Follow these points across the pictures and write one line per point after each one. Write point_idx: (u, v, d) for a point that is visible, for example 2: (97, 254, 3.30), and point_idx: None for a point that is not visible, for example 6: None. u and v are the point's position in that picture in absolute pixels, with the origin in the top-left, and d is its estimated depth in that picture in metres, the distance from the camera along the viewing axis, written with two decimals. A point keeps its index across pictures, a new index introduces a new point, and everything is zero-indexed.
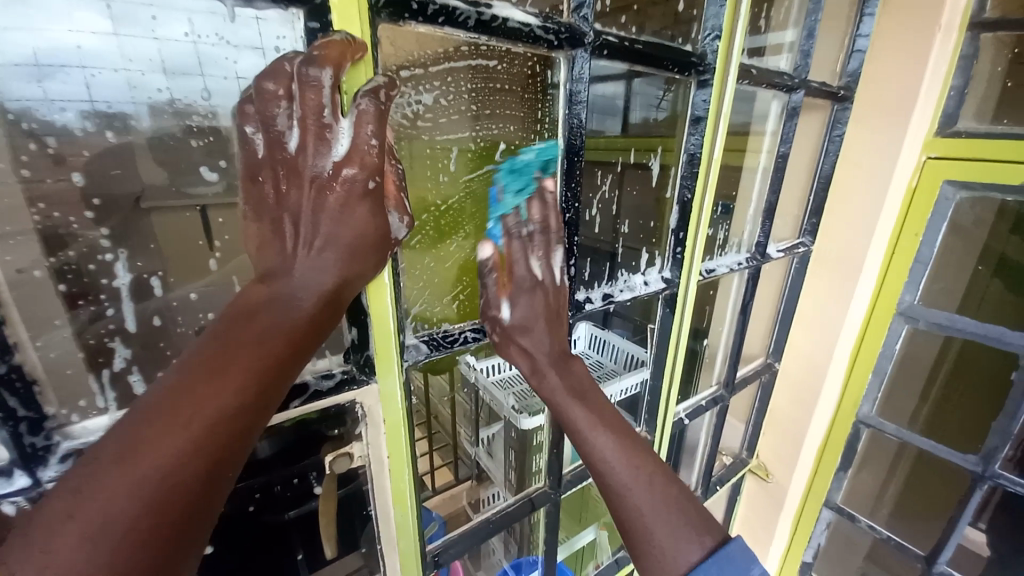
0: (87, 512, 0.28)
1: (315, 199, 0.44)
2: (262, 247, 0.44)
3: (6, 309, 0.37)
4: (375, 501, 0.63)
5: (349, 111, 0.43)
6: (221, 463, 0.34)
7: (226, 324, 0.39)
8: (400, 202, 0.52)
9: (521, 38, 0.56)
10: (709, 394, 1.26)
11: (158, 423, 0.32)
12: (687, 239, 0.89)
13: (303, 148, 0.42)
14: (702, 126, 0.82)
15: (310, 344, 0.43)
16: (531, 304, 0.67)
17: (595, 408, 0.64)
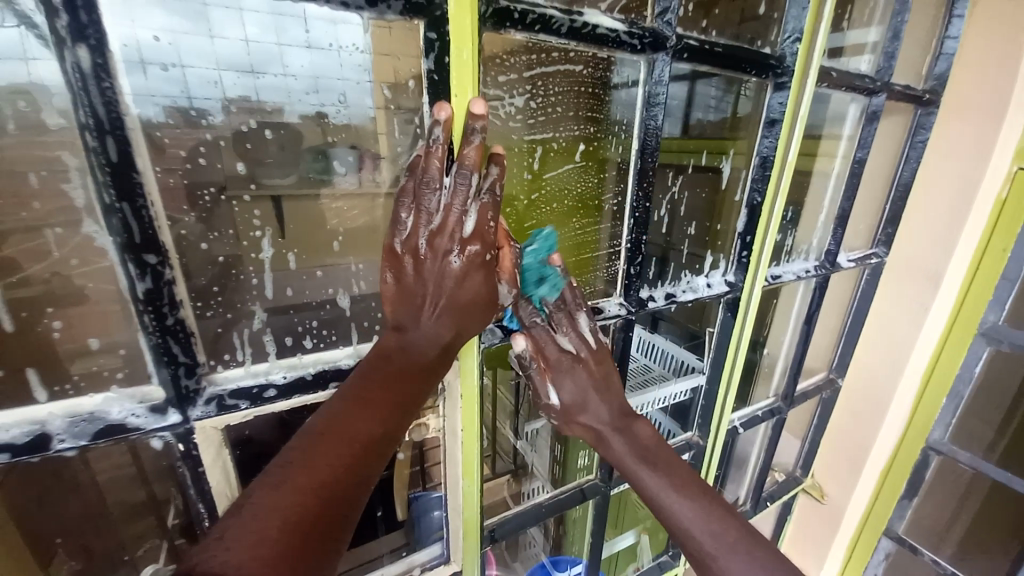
0: (288, 501, 0.37)
1: (442, 269, 0.51)
2: (397, 304, 0.52)
3: (175, 271, 0.44)
4: (448, 466, 0.70)
5: (475, 203, 0.49)
6: (361, 478, 0.42)
7: (369, 368, 0.49)
8: (511, 276, 0.59)
9: (607, 42, 0.59)
10: (766, 405, 1.23)
11: (330, 442, 0.41)
12: (754, 243, 0.89)
13: (442, 226, 0.49)
14: (777, 129, 0.82)
15: (426, 391, 0.52)
16: (575, 386, 0.72)
17: (665, 471, 0.67)
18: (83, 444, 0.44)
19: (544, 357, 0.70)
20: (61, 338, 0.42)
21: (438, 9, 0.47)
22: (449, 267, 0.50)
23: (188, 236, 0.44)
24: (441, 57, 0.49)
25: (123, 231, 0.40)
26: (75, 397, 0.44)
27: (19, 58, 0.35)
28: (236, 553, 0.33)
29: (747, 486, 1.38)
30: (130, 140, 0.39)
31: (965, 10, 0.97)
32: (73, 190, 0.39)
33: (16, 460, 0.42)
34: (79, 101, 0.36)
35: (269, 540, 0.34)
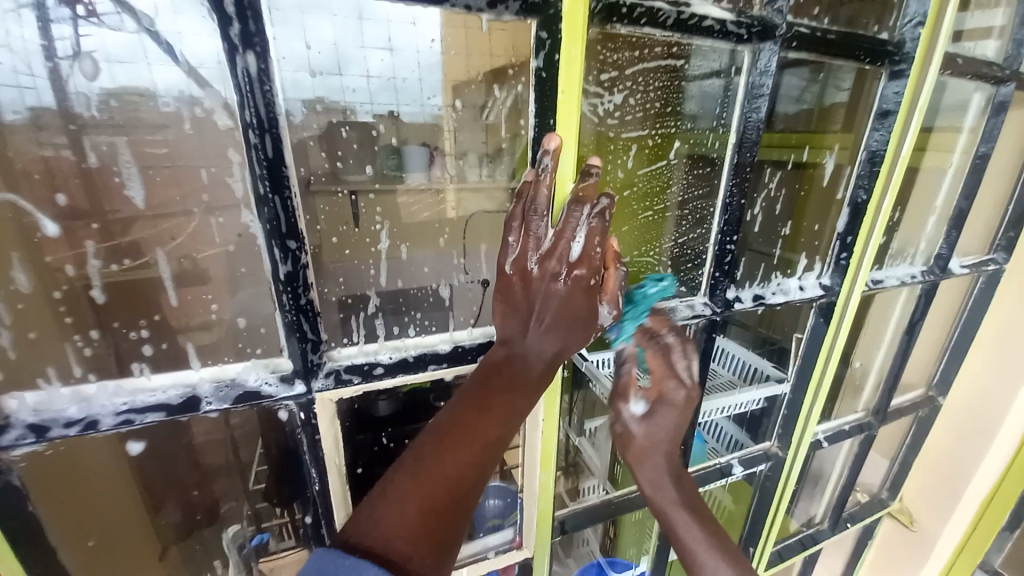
0: (418, 491, 0.41)
1: (548, 289, 0.53)
2: (508, 322, 0.55)
3: (309, 257, 0.48)
4: (527, 461, 0.71)
5: (584, 226, 0.51)
6: (480, 479, 0.44)
7: (483, 374, 0.51)
8: (613, 298, 0.57)
9: (710, 31, 0.57)
10: (856, 419, 1.14)
11: (452, 439, 0.44)
12: (855, 244, 0.83)
13: (551, 247, 0.52)
14: (890, 121, 0.76)
15: (535, 399, 0.53)
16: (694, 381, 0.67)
17: (713, 533, 0.64)
18: (225, 406, 0.49)
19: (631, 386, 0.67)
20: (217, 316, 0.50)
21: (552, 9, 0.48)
22: (555, 288, 0.52)
23: None
24: (553, 56, 0.50)
25: (272, 217, 0.44)
26: (223, 365, 0.49)
27: (141, 59, 0.43)
28: (381, 531, 0.38)
29: (826, 504, 1.30)
30: (281, 137, 0.43)
31: None
32: (235, 183, 0.45)
33: (170, 418, 0.48)
34: (245, 103, 0.40)
35: (408, 522, 0.39)
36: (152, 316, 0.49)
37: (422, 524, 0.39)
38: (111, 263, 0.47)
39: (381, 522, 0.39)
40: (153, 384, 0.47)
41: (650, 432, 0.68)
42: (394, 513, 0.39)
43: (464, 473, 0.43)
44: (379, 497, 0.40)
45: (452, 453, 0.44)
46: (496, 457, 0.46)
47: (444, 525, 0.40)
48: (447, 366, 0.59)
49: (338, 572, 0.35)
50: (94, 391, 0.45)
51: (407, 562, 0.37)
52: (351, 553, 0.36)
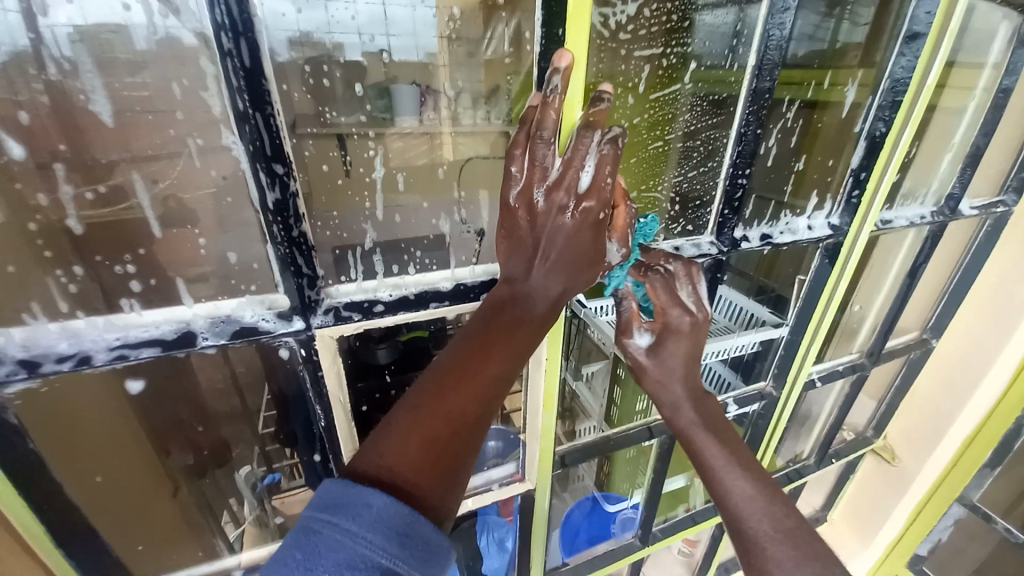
0: (422, 422, 0.40)
1: (556, 223, 0.50)
2: (513, 259, 0.52)
3: (299, 185, 0.45)
4: (529, 399, 0.71)
5: (594, 153, 0.48)
6: (485, 412, 0.43)
7: (485, 315, 0.50)
8: (622, 235, 0.56)
9: None
10: (849, 360, 1.16)
11: (456, 375, 0.43)
12: (868, 181, 0.80)
13: (559, 178, 0.49)
14: (918, 45, 0.70)
15: (541, 338, 0.52)
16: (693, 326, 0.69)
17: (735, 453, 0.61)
18: (222, 342, 0.47)
19: (636, 322, 0.69)
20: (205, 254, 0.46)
21: None
22: (563, 222, 0.50)
23: None
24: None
25: (255, 139, 0.41)
26: (216, 300, 0.47)
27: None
28: (385, 461, 0.37)
29: (814, 441, 1.35)
30: (259, 44, 0.38)
31: None
32: (211, 100, 0.40)
33: (165, 354, 0.46)
34: (215, 1, 0.36)
35: (414, 452, 0.38)
36: (135, 250, 0.45)
37: (426, 455, 0.38)
38: (85, 192, 0.42)
39: (384, 452, 0.38)
40: (143, 319, 0.45)
41: (662, 364, 0.70)
42: (397, 443, 0.38)
43: (468, 408, 0.42)
44: (382, 431, 0.39)
45: (455, 389, 0.42)
46: (502, 392, 0.45)
47: (448, 457, 0.39)
48: (449, 304, 0.58)
49: (345, 496, 0.34)
50: (83, 326, 0.43)
51: (412, 489, 0.36)
52: (357, 482, 0.35)
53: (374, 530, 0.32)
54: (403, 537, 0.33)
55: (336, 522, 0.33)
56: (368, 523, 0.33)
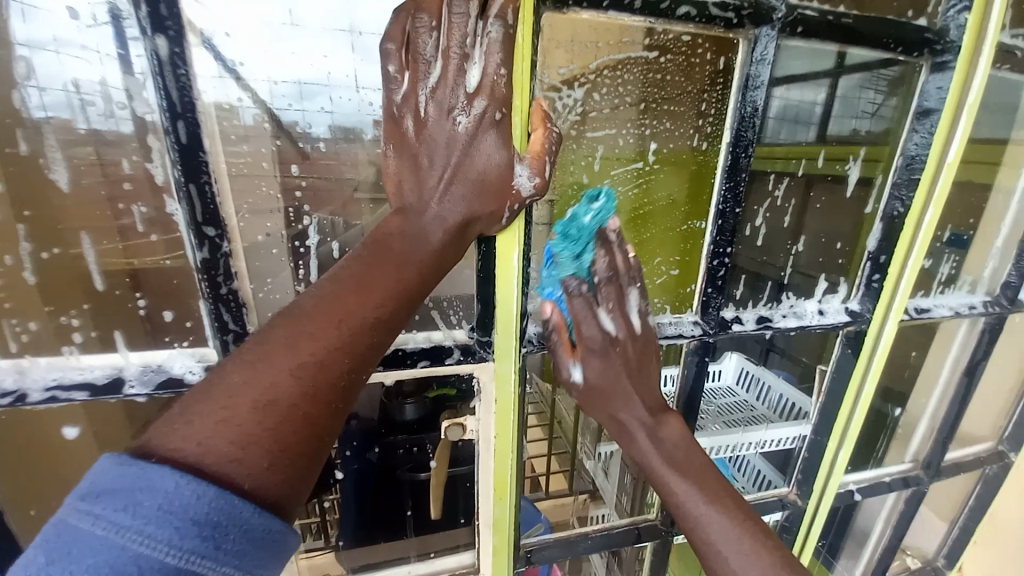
0: (261, 385, 0.35)
1: (447, 134, 0.44)
2: (404, 182, 0.46)
3: (234, 245, 0.47)
4: (480, 484, 0.64)
5: (479, 50, 0.42)
6: (345, 385, 0.39)
7: (365, 253, 0.43)
8: (538, 161, 0.47)
9: (693, 19, 0.51)
10: (898, 470, 0.96)
11: (311, 323, 0.38)
12: (890, 264, 0.71)
13: (439, 79, 0.42)
14: (933, 120, 0.64)
15: (435, 273, 0.46)
16: (606, 367, 0.58)
17: (697, 478, 0.56)
18: (148, 392, 0.49)
19: (568, 355, 0.57)
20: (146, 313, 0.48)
21: None
22: (455, 130, 0.44)
23: (249, 226, 0.47)
24: (506, 16, 0.42)
25: (189, 205, 0.43)
26: (151, 350, 0.49)
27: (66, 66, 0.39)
28: (197, 435, 0.32)
29: (863, 568, 1.11)
30: (199, 122, 0.42)
31: None
32: (155, 170, 0.43)
33: (95, 399, 0.48)
34: (157, 86, 0.40)
35: (245, 422, 0.34)
36: (82, 304, 0.46)
37: (261, 432, 0.34)
38: (42, 252, 0.44)
39: (196, 427, 0.33)
40: (81, 363, 0.47)
41: (603, 368, 0.58)
42: (217, 413, 0.33)
43: (322, 365, 0.37)
44: (201, 395, 0.34)
45: (305, 342, 0.37)
46: (374, 343, 0.41)
47: (292, 431, 0.35)
48: (384, 369, 0.54)
49: (120, 482, 0.30)
50: (29, 364, 0.46)
51: (232, 475, 0.33)
52: (141, 460, 0.30)
53: (149, 526, 0.29)
54: (202, 528, 0.30)
55: (100, 513, 0.29)
56: (146, 514, 0.29)
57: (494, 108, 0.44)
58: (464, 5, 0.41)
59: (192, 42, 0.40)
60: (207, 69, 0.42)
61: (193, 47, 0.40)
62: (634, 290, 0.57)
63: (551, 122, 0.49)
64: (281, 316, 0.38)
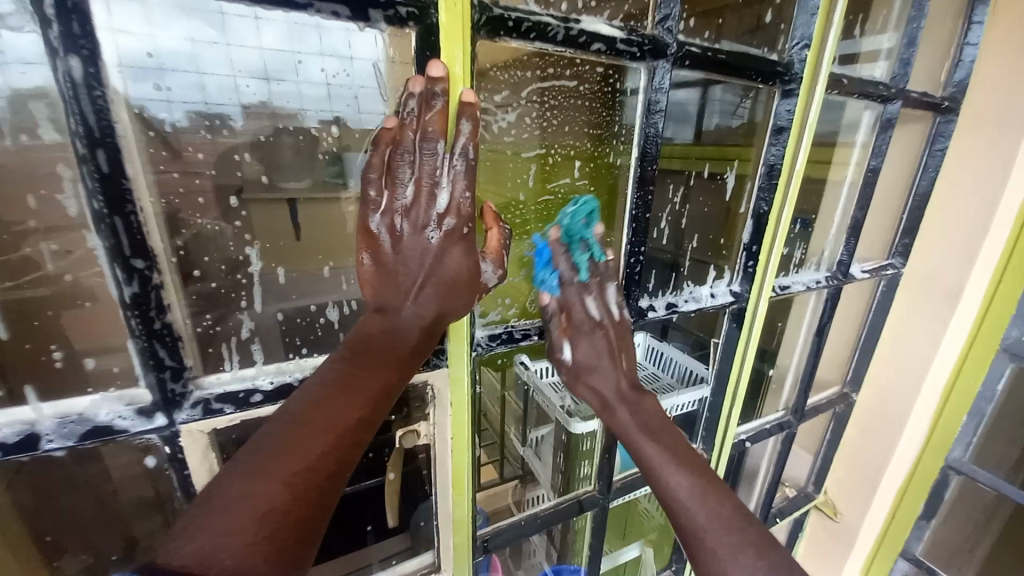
0: (258, 494, 0.35)
1: (417, 243, 0.48)
2: (373, 283, 0.48)
3: (164, 276, 0.44)
4: (437, 483, 0.67)
5: (446, 169, 0.46)
6: (334, 485, 0.40)
7: (348, 353, 0.46)
8: (497, 256, 0.54)
9: (606, 50, 0.58)
10: (776, 418, 1.19)
11: (304, 428, 0.39)
12: (760, 253, 0.87)
13: (413, 200, 0.46)
14: (785, 137, 0.79)
15: (411, 367, 0.49)
16: (592, 344, 0.69)
17: (681, 458, 0.60)
18: (70, 445, 0.44)
19: (562, 338, 0.69)
20: (63, 367, 0.43)
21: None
22: (427, 242, 0.48)
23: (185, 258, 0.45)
24: (468, 152, 0.46)
25: (114, 239, 0.40)
26: (67, 398, 0.44)
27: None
28: (196, 548, 0.32)
29: (755, 503, 1.34)
30: (120, 147, 0.39)
31: (982, 26, 0.94)
32: (67, 201, 0.39)
33: (4, 459, 0.42)
34: (69, 110, 0.36)
35: (244, 532, 0.33)
36: None
37: (260, 537, 0.34)
38: None
39: (198, 539, 0.32)
40: None
41: (589, 350, 0.70)
42: (218, 524, 0.33)
43: (314, 469, 0.38)
44: (199, 507, 0.34)
45: (302, 444, 0.38)
46: (360, 442, 0.42)
47: (286, 539, 0.35)
48: None
49: None
50: None
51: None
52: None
53: None
54: None
55: None
56: None
57: (461, 224, 0.48)
58: None
59: (110, 67, 0.37)
60: (124, 91, 0.38)
61: (111, 69, 0.37)
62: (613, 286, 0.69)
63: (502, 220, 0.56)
64: (275, 423, 0.40)
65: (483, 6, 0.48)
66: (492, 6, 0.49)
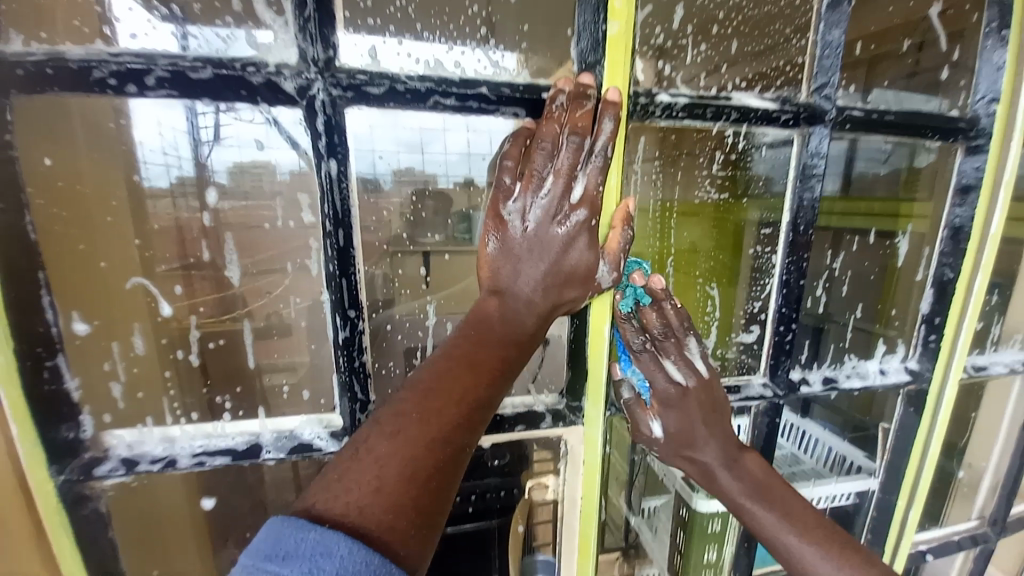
0: (401, 452, 0.40)
1: (547, 233, 0.51)
2: (496, 265, 0.52)
3: (367, 323, 0.53)
4: (563, 546, 0.66)
5: (588, 164, 0.50)
6: (461, 450, 0.44)
7: (468, 330, 0.50)
8: (615, 256, 0.54)
9: (755, 122, 0.59)
10: (965, 528, 0.95)
11: (437, 395, 0.44)
12: (946, 325, 0.75)
13: (552, 190, 0.49)
14: (973, 198, 0.70)
15: (527, 351, 0.52)
16: (683, 413, 0.64)
17: (768, 495, 0.65)
18: (281, 456, 0.53)
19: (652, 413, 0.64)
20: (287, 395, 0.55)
21: (537, 98, 0.51)
22: (554, 234, 0.51)
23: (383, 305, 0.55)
24: (607, 150, 0.50)
25: (337, 294, 0.50)
26: (284, 417, 0.55)
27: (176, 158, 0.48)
28: (356, 499, 0.37)
29: None
30: (351, 225, 0.49)
31: None
32: (311, 265, 0.51)
33: (234, 463, 0.53)
34: (324, 199, 0.48)
35: (391, 486, 0.38)
36: (234, 389, 0.54)
37: (404, 497, 0.38)
38: (208, 342, 0.53)
39: (352, 493, 0.37)
40: (225, 430, 0.53)
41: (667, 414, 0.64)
42: (369, 479, 0.38)
43: (450, 436, 0.43)
44: (348, 465, 0.39)
45: (437, 416, 0.43)
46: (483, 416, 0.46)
47: (426, 497, 0.39)
48: (484, 434, 0.59)
49: (300, 546, 0.32)
50: (179, 433, 0.52)
51: (385, 541, 0.36)
52: (318, 527, 0.34)
53: None
54: None
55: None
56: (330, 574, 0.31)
57: (591, 217, 0.51)
58: (578, 139, 0.48)
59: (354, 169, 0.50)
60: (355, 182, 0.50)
61: (382, 155, 0.51)
62: (693, 339, 0.60)
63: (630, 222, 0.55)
64: (408, 390, 0.45)
65: (637, 95, 0.54)
66: (646, 94, 0.55)
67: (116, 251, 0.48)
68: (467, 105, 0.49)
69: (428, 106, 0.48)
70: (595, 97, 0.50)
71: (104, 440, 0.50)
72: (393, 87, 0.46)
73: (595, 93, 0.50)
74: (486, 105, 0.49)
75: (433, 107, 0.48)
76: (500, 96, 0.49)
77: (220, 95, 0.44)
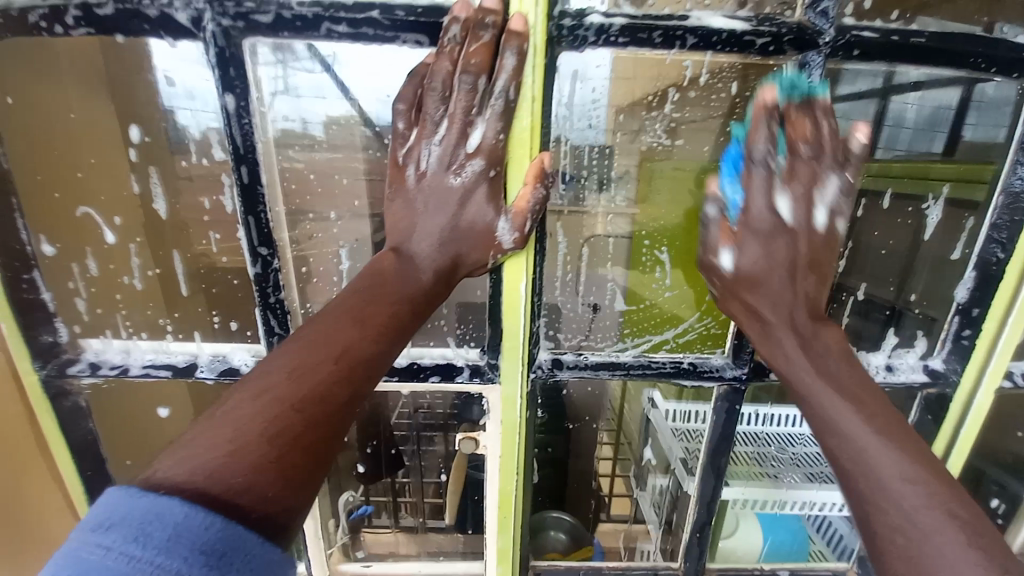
0: (262, 411, 0.39)
1: (446, 184, 0.50)
2: (397, 219, 0.52)
3: (283, 262, 0.56)
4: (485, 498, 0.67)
5: (495, 104, 0.47)
6: (342, 408, 0.43)
7: (362, 288, 0.48)
8: (522, 216, 0.50)
9: (719, 48, 0.49)
10: None
11: (313, 351, 0.43)
12: (984, 318, 0.60)
13: (445, 135, 0.48)
14: None
15: (427, 310, 0.51)
16: (767, 299, 0.52)
17: (886, 430, 0.45)
18: (214, 377, 0.59)
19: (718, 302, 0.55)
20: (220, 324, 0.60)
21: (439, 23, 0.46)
22: (450, 185, 0.50)
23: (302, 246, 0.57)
24: (508, 91, 0.47)
25: (249, 231, 0.53)
26: (219, 342, 0.60)
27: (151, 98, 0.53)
28: (211, 459, 0.36)
29: None
30: (257, 162, 0.50)
31: None
32: (226, 202, 0.54)
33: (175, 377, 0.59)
34: (227, 134, 0.49)
35: (250, 445, 0.37)
36: (173, 313, 0.60)
37: (265, 457, 0.37)
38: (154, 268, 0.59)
39: (206, 457, 0.36)
40: (171, 348, 0.60)
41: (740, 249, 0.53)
42: (226, 441, 0.37)
43: (325, 395, 0.42)
44: (208, 427, 0.38)
45: (310, 374, 0.42)
46: (369, 371, 0.45)
47: (294, 456, 0.38)
48: (400, 379, 0.60)
49: (130, 513, 0.31)
50: (134, 346, 0.59)
51: (243, 501, 0.35)
52: (151, 493, 0.32)
53: (160, 555, 0.30)
54: (209, 557, 0.30)
55: (110, 545, 0.30)
56: (158, 544, 0.30)
57: (488, 167, 0.49)
58: (472, 79, 0.46)
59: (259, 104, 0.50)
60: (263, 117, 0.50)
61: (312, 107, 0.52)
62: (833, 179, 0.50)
63: (545, 180, 0.50)
64: (286, 346, 0.44)
65: (562, 17, 0.47)
66: (574, 15, 0.47)
67: (72, 184, 0.55)
68: (362, 32, 0.46)
69: (322, 34, 0.46)
70: (496, 26, 0.46)
71: (79, 345, 0.58)
72: (281, 14, 0.45)
73: (496, 20, 0.46)
74: (383, 32, 0.46)
75: (328, 36, 0.46)
76: (398, 22, 0.46)
77: (128, 29, 0.46)
